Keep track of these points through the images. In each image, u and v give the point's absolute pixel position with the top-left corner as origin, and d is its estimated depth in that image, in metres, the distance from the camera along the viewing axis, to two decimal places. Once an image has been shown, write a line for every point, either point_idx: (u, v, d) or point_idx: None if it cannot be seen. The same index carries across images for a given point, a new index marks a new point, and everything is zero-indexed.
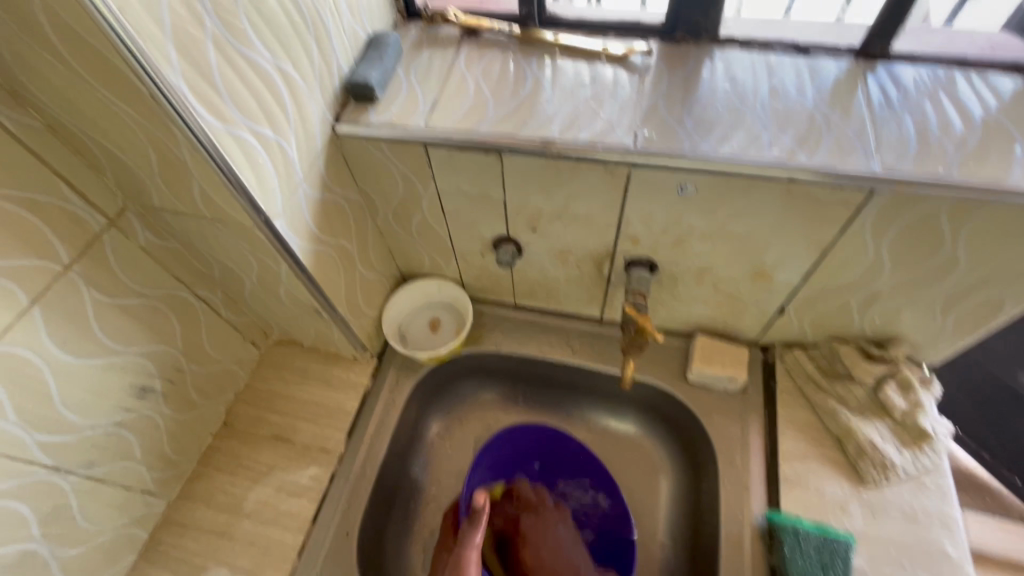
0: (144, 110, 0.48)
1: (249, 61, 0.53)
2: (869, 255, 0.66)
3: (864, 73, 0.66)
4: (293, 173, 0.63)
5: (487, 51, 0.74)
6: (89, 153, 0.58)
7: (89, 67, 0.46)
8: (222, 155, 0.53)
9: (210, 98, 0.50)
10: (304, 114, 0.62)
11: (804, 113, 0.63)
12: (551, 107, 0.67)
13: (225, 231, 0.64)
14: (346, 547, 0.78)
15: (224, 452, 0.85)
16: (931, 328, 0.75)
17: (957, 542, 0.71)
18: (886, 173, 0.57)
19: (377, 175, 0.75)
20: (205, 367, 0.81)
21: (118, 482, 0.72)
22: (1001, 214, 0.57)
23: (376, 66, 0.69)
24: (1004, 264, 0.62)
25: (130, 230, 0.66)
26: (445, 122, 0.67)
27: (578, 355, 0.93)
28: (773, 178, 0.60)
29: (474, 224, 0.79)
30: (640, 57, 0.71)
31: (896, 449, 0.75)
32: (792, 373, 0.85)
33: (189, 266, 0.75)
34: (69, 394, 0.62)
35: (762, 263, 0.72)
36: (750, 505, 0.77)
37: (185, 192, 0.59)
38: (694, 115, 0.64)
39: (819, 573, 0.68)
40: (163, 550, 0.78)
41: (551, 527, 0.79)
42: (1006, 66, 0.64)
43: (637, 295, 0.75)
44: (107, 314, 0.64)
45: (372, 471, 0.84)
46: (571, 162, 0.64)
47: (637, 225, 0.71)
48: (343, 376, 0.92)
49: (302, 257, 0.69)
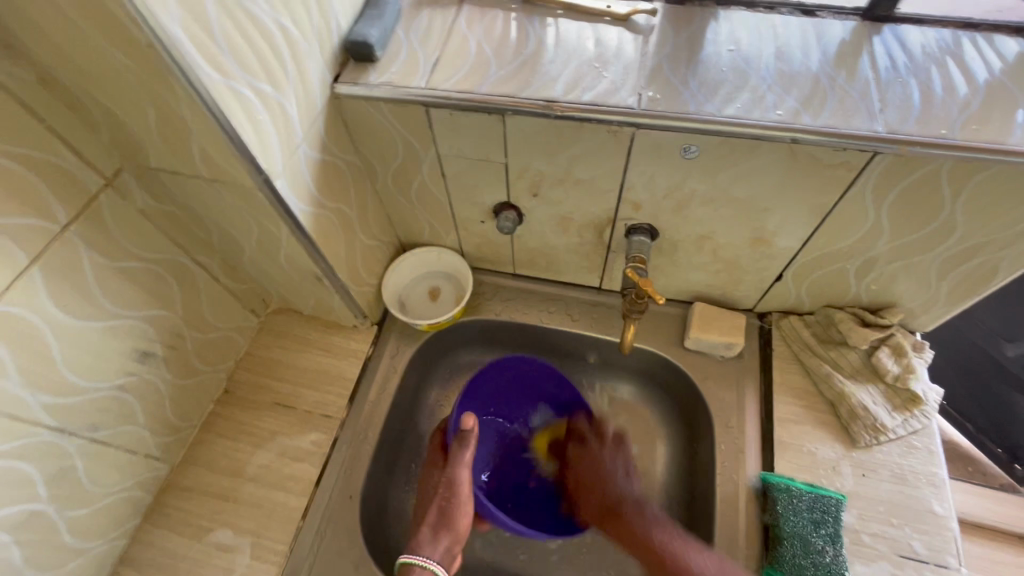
0: (143, 62, 0.47)
1: (248, 14, 0.52)
2: (868, 220, 0.66)
3: (870, 35, 0.66)
4: (293, 133, 0.62)
5: (488, 11, 0.73)
6: (83, 109, 0.57)
7: (84, 14, 0.44)
8: (223, 111, 0.52)
9: (209, 50, 0.49)
10: (303, 73, 0.61)
11: (809, 75, 0.63)
12: (554, 68, 0.66)
13: (224, 192, 0.63)
14: (349, 509, 0.80)
15: (226, 418, 0.86)
16: (926, 294, 0.76)
17: (943, 500, 0.73)
18: (889, 134, 0.57)
19: (376, 138, 0.74)
20: (204, 333, 0.81)
21: (122, 445, 0.72)
22: (1002, 176, 0.57)
23: (375, 24, 0.67)
24: (1001, 228, 0.63)
25: (126, 190, 0.65)
26: (446, 82, 0.66)
27: (577, 323, 0.93)
28: (776, 140, 0.59)
29: (474, 189, 0.79)
30: (644, 17, 0.70)
31: (887, 412, 0.77)
32: (788, 340, 0.86)
33: (187, 231, 0.74)
34: (71, 356, 0.62)
35: (762, 229, 0.72)
36: (745, 466, 0.79)
37: (183, 150, 0.58)
38: (699, 77, 0.64)
39: (812, 529, 0.70)
40: (168, 512, 0.79)
41: (601, 455, 0.87)
42: (1012, 28, 0.64)
43: (638, 260, 0.76)
44: (106, 277, 0.64)
45: (373, 436, 0.85)
46: (575, 123, 0.63)
47: (639, 190, 0.71)
48: (344, 343, 0.92)
49: (303, 221, 0.68)
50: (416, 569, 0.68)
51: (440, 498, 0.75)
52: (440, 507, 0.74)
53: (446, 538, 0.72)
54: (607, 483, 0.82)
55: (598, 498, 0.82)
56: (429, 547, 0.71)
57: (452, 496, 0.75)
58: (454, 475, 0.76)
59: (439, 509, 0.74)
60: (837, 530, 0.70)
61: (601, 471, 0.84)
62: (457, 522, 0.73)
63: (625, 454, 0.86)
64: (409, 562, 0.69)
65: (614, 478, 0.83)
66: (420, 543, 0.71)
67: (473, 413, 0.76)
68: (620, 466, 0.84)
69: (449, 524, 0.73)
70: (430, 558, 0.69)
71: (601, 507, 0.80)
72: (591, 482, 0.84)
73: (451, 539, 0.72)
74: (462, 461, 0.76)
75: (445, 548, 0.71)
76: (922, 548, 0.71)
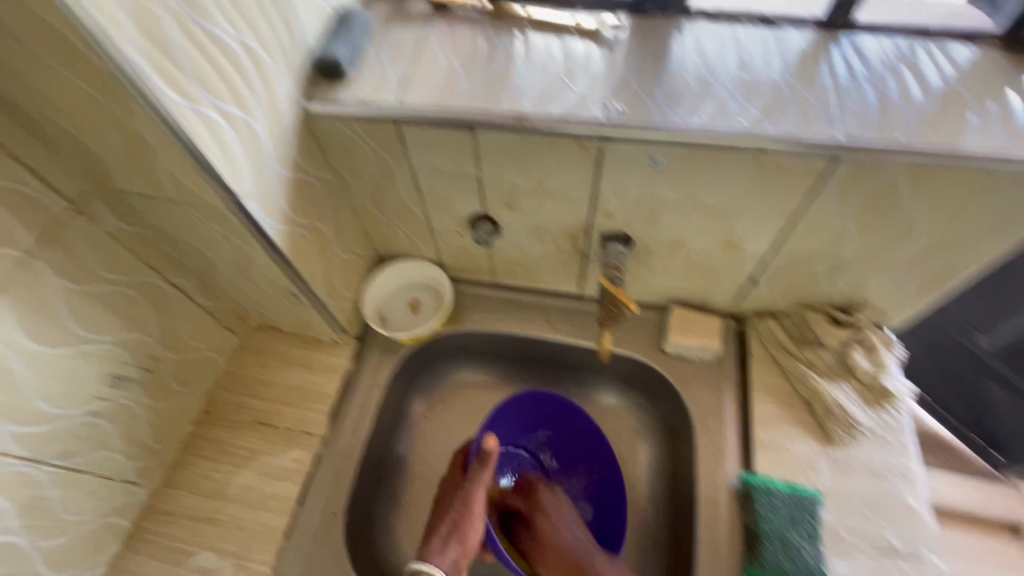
0: (104, 89, 0.47)
1: (211, 37, 0.52)
2: (834, 223, 0.68)
3: (828, 44, 0.68)
4: (263, 153, 0.62)
5: (457, 26, 0.73)
6: (48, 135, 0.56)
7: (42, 42, 0.44)
8: (189, 134, 0.51)
9: (171, 74, 0.49)
10: (272, 93, 0.61)
11: (770, 84, 0.65)
12: (523, 82, 0.67)
13: (196, 215, 0.63)
14: (333, 526, 0.79)
15: (206, 439, 0.85)
16: (894, 292, 0.78)
17: (916, 492, 0.75)
18: (848, 140, 0.59)
19: (350, 154, 0.74)
20: (181, 354, 0.80)
21: (99, 471, 0.71)
22: (958, 177, 0.59)
23: (344, 42, 0.68)
24: (960, 228, 0.65)
25: (95, 215, 0.64)
26: (417, 98, 0.66)
27: (557, 331, 0.94)
28: (741, 149, 0.61)
29: (450, 202, 0.79)
30: (610, 30, 0.71)
31: (860, 409, 0.79)
32: (764, 341, 0.88)
33: (160, 253, 0.74)
34: (41, 383, 0.61)
35: (733, 234, 0.74)
36: (725, 467, 0.80)
37: (152, 174, 0.58)
38: (665, 88, 0.65)
39: (790, 527, 0.71)
40: (148, 538, 0.78)
41: (558, 513, 0.82)
42: (962, 35, 0.66)
43: (613, 268, 0.77)
44: (76, 302, 0.63)
45: (356, 451, 0.85)
46: (545, 136, 0.64)
47: (611, 200, 0.72)
48: (325, 359, 0.92)
49: (277, 239, 0.68)
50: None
51: (452, 513, 0.75)
52: (453, 519, 0.74)
53: (454, 552, 0.72)
54: (567, 547, 0.78)
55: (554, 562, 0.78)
56: (437, 555, 0.71)
57: (465, 511, 0.74)
58: (471, 493, 0.75)
59: (452, 519, 0.74)
60: (815, 527, 0.72)
61: (557, 526, 0.81)
62: (466, 535, 0.73)
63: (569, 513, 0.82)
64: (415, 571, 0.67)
65: (568, 535, 0.79)
66: (430, 552, 0.71)
67: (494, 433, 0.74)
68: (569, 519, 0.81)
69: (460, 537, 0.73)
70: (438, 566, 0.69)
71: (566, 570, 0.77)
72: (548, 541, 0.80)
73: (459, 551, 0.73)
74: (480, 481, 0.76)
75: (454, 560, 0.72)
76: (897, 541, 0.72)
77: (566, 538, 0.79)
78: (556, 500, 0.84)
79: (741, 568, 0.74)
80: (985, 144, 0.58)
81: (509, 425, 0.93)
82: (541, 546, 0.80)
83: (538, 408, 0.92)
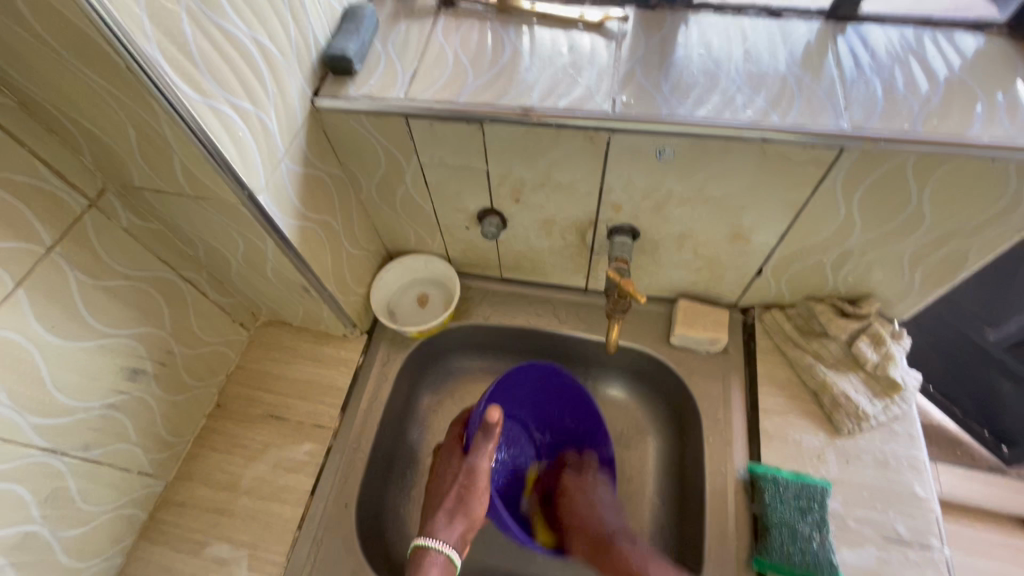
0: (121, 84, 0.48)
1: (224, 33, 0.53)
2: (841, 213, 0.69)
3: (834, 35, 0.68)
4: (274, 148, 0.63)
5: (464, 22, 0.74)
6: (66, 132, 0.57)
7: (61, 40, 0.45)
8: (203, 129, 0.52)
9: (186, 70, 0.50)
10: (283, 89, 0.62)
11: (776, 76, 0.65)
12: (530, 76, 0.67)
13: (209, 210, 0.64)
14: (344, 517, 0.80)
15: (219, 432, 0.86)
16: (901, 283, 0.78)
17: (925, 482, 0.75)
18: (854, 130, 0.59)
19: (359, 149, 0.74)
20: (194, 348, 0.81)
21: (115, 463, 0.72)
22: (966, 167, 0.59)
23: (353, 39, 0.68)
24: (968, 217, 0.65)
25: (111, 211, 0.65)
26: (425, 92, 0.67)
27: (565, 324, 0.95)
28: (747, 140, 0.61)
29: (458, 197, 0.80)
30: (616, 24, 0.72)
31: (868, 400, 0.79)
32: (771, 333, 0.88)
33: (174, 248, 0.75)
34: (61, 376, 0.62)
35: (739, 225, 0.74)
36: (732, 458, 0.81)
37: (166, 169, 0.59)
38: (671, 81, 0.65)
39: (799, 517, 0.72)
40: (164, 529, 0.79)
41: (590, 488, 0.86)
42: (969, 24, 0.66)
43: (620, 261, 0.77)
44: (93, 296, 0.64)
45: (366, 444, 0.86)
46: (552, 129, 0.65)
47: (618, 192, 0.73)
48: (334, 353, 0.93)
49: (288, 234, 0.69)
50: (432, 555, 0.70)
51: (458, 485, 0.74)
52: (458, 493, 0.74)
53: (462, 524, 0.72)
54: (592, 521, 0.83)
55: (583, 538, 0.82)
56: (443, 531, 0.72)
57: (470, 485, 0.74)
58: (475, 465, 0.74)
59: (457, 493, 0.74)
60: (824, 516, 0.72)
61: (591, 504, 0.85)
62: (471, 508, 0.73)
63: (605, 491, 0.86)
64: (423, 545, 0.71)
65: (600, 514, 0.84)
66: (435, 527, 0.72)
67: (498, 406, 0.69)
68: (605, 496, 0.85)
69: (465, 512, 0.73)
70: (445, 543, 0.71)
71: (589, 541, 0.81)
72: (580, 517, 0.84)
73: (466, 525, 0.73)
74: (484, 452, 0.74)
75: (461, 534, 0.72)
76: (905, 530, 0.73)
77: (597, 516, 0.83)
78: (592, 477, 0.88)
79: (749, 557, 0.74)
80: (993, 133, 0.58)
81: (509, 400, 0.88)
82: (571, 523, 0.85)
83: (537, 382, 0.88)
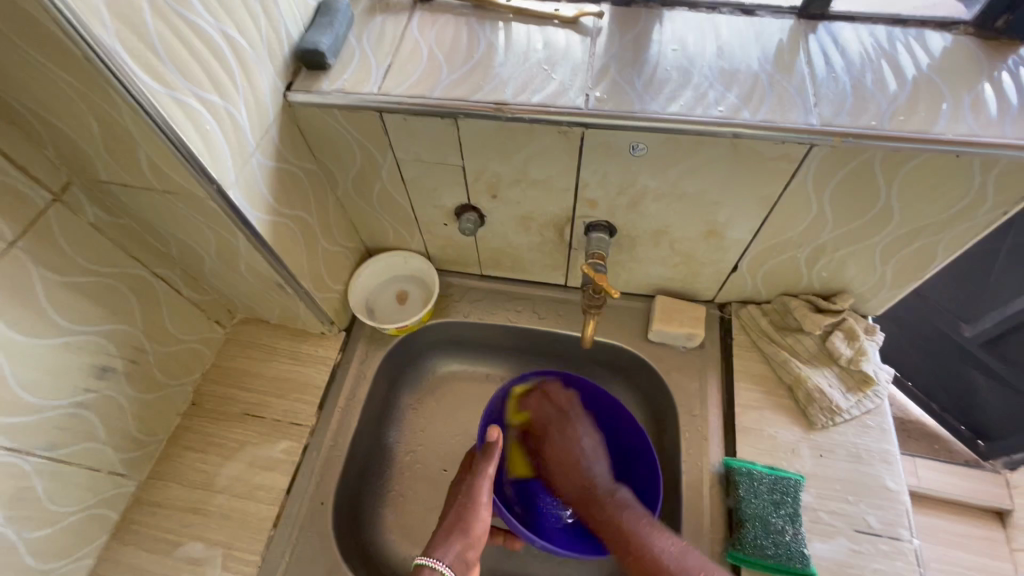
0: (81, 76, 0.47)
1: (189, 24, 0.52)
2: (813, 210, 0.69)
3: (806, 33, 0.68)
4: (245, 142, 0.62)
5: (440, 16, 0.74)
6: (27, 124, 0.56)
7: (17, 29, 0.44)
8: (168, 122, 0.51)
9: (149, 61, 0.49)
10: (253, 82, 0.61)
11: (748, 73, 0.65)
12: (504, 71, 0.67)
13: (179, 205, 0.63)
14: (320, 515, 0.80)
15: (193, 431, 0.85)
16: (873, 279, 0.79)
17: (896, 475, 0.77)
18: (823, 126, 0.59)
19: (333, 144, 0.74)
20: (167, 346, 0.80)
21: (84, 463, 0.71)
22: (931, 163, 0.60)
23: (326, 32, 0.68)
24: (935, 213, 0.66)
25: (77, 205, 0.64)
26: (398, 87, 0.66)
27: (544, 321, 0.95)
28: (719, 136, 0.62)
29: (435, 193, 0.80)
30: (592, 20, 0.72)
31: (841, 394, 0.80)
32: (748, 329, 0.89)
33: (144, 244, 0.74)
34: (24, 373, 0.61)
35: (714, 221, 0.75)
36: (708, 453, 0.81)
37: (132, 162, 0.58)
38: (645, 77, 0.66)
39: (772, 510, 0.73)
40: (136, 529, 0.78)
41: (577, 436, 0.84)
42: (936, 23, 0.67)
43: (596, 256, 0.77)
44: (59, 293, 0.63)
45: (343, 441, 0.85)
46: (526, 125, 0.65)
47: (594, 188, 0.73)
48: (312, 350, 0.92)
49: (260, 229, 0.68)
50: (427, 572, 0.65)
51: (456, 504, 0.73)
52: (457, 512, 0.72)
53: (461, 543, 0.69)
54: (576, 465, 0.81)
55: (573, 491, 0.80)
56: (441, 549, 0.68)
57: (468, 501, 0.73)
58: (473, 483, 0.74)
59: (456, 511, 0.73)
60: (796, 509, 0.73)
61: (576, 446, 0.83)
62: (471, 524, 0.71)
63: (588, 433, 0.84)
64: (419, 565, 0.66)
65: (584, 461, 0.81)
66: (434, 546, 0.69)
67: (497, 426, 0.77)
68: (591, 437, 0.84)
69: (464, 528, 0.70)
70: (440, 560, 0.67)
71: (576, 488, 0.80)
72: (562, 460, 0.83)
73: (464, 543, 0.69)
74: (484, 472, 0.75)
75: (459, 553, 0.68)
76: (876, 522, 0.74)
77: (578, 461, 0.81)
78: (577, 419, 0.85)
79: (724, 551, 0.75)
80: (957, 129, 0.58)
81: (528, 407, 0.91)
82: (552, 463, 0.84)
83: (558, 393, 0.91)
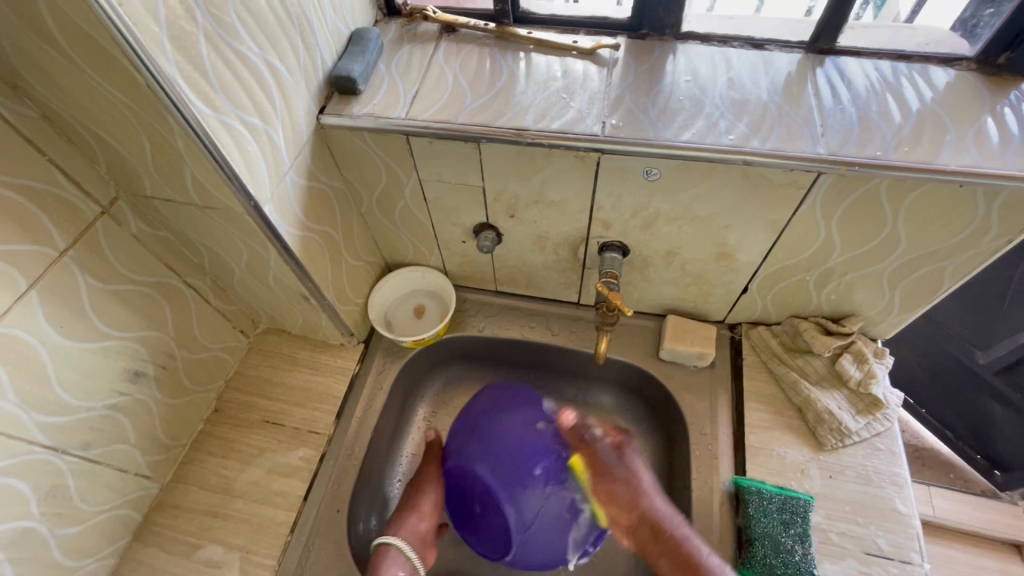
0: (141, 100, 0.51)
1: (238, 54, 0.56)
2: (822, 234, 0.71)
3: (813, 66, 0.72)
4: (281, 162, 0.66)
5: (465, 46, 0.78)
6: (83, 142, 0.60)
7: (87, 58, 0.48)
8: (215, 143, 0.55)
9: (202, 88, 0.53)
10: (290, 106, 0.66)
11: (758, 103, 0.68)
12: (525, 99, 0.71)
13: (215, 219, 0.67)
14: (336, 522, 0.82)
15: (215, 437, 0.88)
16: (881, 303, 0.80)
17: (906, 498, 0.77)
18: (830, 156, 0.62)
19: (361, 164, 0.78)
20: (195, 353, 0.84)
21: (114, 464, 0.74)
22: (936, 191, 0.62)
23: (358, 61, 0.72)
24: (940, 240, 0.68)
25: (123, 218, 0.68)
26: (424, 112, 0.70)
27: (557, 337, 0.97)
28: (729, 163, 0.64)
29: (455, 212, 0.83)
30: (608, 51, 0.76)
31: (851, 416, 0.81)
32: (757, 349, 0.91)
33: (180, 255, 0.78)
34: (66, 375, 0.64)
35: (725, 243, 0.77)
36: (718, 472, 0.82)
37: (177, 179, 0.62)
38: (658, 106, 0.69)
39: (781, 529, 0.73)
40: (157, 531, 0.81)
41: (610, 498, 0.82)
42: (940, 58, 0.70)
43: (610, 275, 0.79)
44: (101, 300, 0.67)
45: (360, 451, 0.87)
46: (545, 149, 0.68)
47: (608, 209, 0.76)
48: (332, 361, 0.95)
49: (291, 243, 0.72)
50: (385, 547, 0.79)
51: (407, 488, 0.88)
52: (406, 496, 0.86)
53: (410, 517, 0.83)
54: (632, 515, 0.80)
55: (629, 522, 0.80)
56: (396, 526, 0.82)
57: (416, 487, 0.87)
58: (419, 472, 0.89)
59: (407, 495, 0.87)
60: (806, 530, 0.73)
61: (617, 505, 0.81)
62: (419, 500, 0.85)
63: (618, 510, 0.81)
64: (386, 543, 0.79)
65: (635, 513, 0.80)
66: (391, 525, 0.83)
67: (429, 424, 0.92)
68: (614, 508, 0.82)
69: (411, 506, 0.84)
70: (394, 536, 0.80)
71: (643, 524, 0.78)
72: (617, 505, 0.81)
73: (416, 518, 0.83)
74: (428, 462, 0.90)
75: (410, 526, 0.82)
76: (886, 544, 0.74)
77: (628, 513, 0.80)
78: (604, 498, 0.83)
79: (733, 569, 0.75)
80: (960, 160, 0.61)
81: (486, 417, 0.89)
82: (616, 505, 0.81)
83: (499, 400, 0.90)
